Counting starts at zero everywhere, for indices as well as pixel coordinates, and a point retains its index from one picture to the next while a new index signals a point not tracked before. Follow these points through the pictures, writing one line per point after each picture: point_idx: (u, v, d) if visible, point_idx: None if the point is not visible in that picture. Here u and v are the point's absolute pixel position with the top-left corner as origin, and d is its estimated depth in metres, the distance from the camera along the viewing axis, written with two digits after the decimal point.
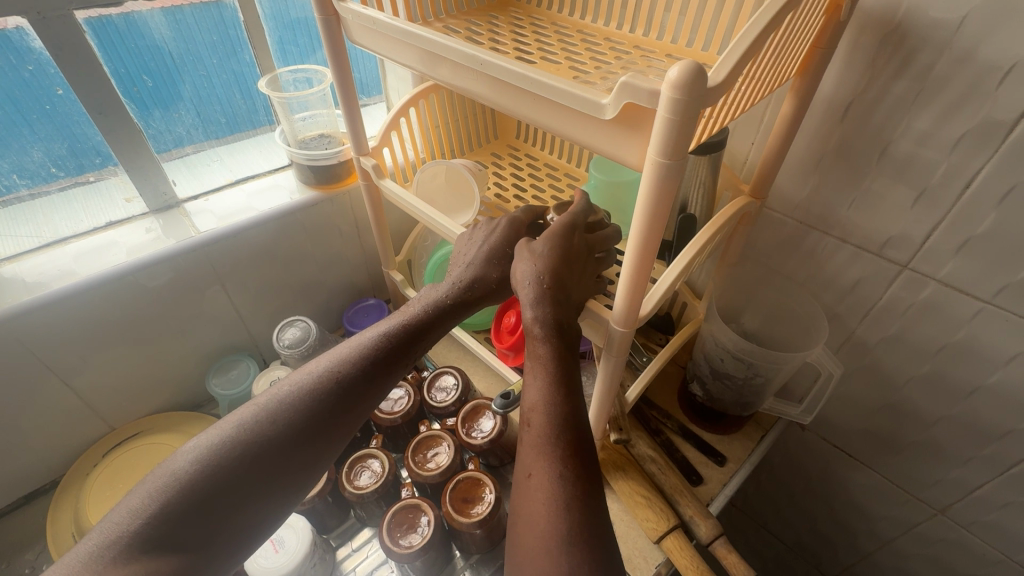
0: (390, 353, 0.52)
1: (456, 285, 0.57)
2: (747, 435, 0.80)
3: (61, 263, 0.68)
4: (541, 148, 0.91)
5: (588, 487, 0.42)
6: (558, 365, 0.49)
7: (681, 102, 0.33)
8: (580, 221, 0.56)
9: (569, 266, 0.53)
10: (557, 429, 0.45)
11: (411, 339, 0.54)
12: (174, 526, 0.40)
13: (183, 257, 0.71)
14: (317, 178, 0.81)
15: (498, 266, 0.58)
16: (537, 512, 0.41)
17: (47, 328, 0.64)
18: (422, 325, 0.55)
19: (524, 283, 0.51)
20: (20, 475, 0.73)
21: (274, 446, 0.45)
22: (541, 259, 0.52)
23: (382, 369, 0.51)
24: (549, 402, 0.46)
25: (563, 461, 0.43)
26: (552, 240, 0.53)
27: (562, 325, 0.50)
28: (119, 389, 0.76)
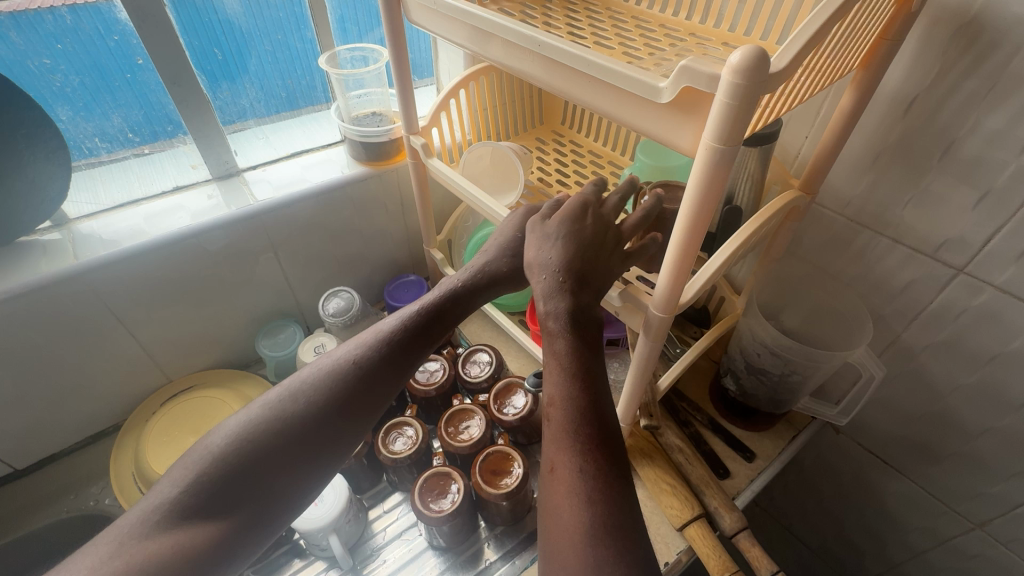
0: (414, 335, 0.54)
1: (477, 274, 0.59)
2: (779, 434, 0.79)
3: (131, 222, 0.72)
4: (586, 135, 0.91)
5: (612, 479, 0.43)
6: (576, 358, 0.49)
7: (740, 87, 0.33)
8: (591, 201, 0.56)
9: (587, 248, 0.52)
10: (581, 425, 0.46)
11: (435, 323, 0.56)
12: (214, 497, 0.44)
13: (240, 223, 0.76)
14: (368, 154, 0.83)
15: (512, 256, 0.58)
16: (562, 505, 0.42)
17: (119, 281, 0.70)
18: (446, 308, 0.56)
19: (539, 274, 0.52)
20: (88, 417, 0.79)
21: (306, 422, 0.48)
22: (554, 249, 0.52)
23: (407, 346, 0.53)
24: (566, 396, 0.47)
25: (586, 457, 0.44)
26: (562, 221, 0.53)
27: (579, 316, 0.50)
28: (177, 344, 0.81)
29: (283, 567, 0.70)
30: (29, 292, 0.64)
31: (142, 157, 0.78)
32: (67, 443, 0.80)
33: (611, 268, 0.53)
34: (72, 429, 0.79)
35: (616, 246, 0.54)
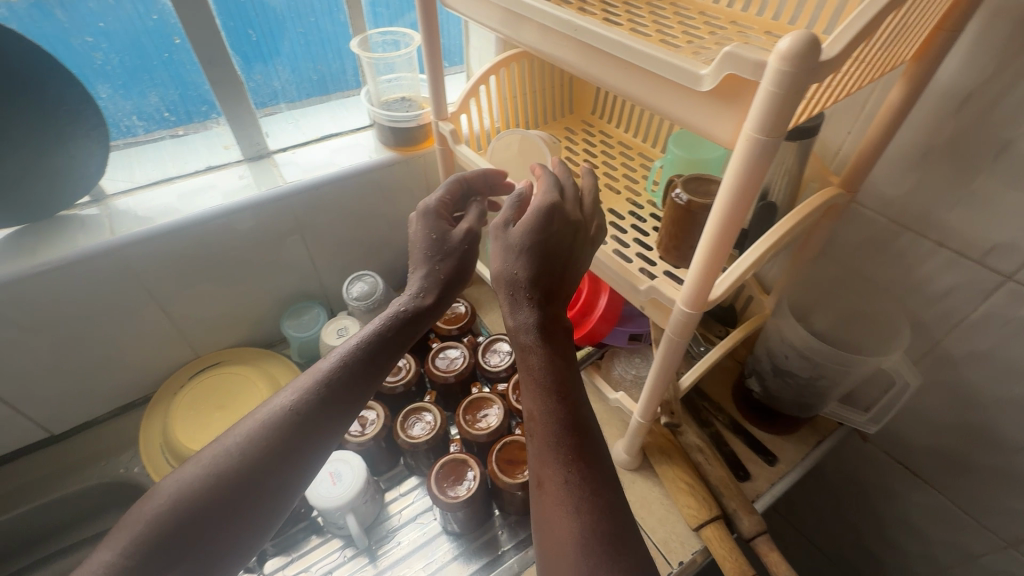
0: (368, 362, 0.51)
1: (418, 295, 0.55)
2: (803, 439, 0.78)
3: (164, 200, 0.74)
4: (616, 126, 0.90)
5: (598, 485, 0.44)
6: (550, 370, 0.47)
7: (789, 75, 0.31)
8: (557, 202, 0.52)
9: (552, 258, 0.51)
10: (562, 439, 0.45)
11: (388, 347, 0.53)
12: (157, 559, 0.42)
13: (269, 204, 0.77)
14: (396, 139, 0.83)
15: (446, 263, 0.57)
16: (552, 518, 0.43)
17: (151, 256, 0.71)
18: (393, 332, 0.53)
19: (502, 290, 0.51)
20: (121, 387, 0.82)
21: (268, 457, 0.46)
22: (518, 267, 0.50)
23: (362, 373, 0.51)
24: (544, 410, 0.46)
25: (570, 469, 0.44)
26: (525, 232, 0.50)
27: (546, 326, 0.49)
28: (206, 321, 0.83)
29: (301, 542, 0.72)
30: (67, 265, 0.66)
31: (176, 139, 0.80)
32: (100, 411, 0.83)
33: (576, 270, 0.53)
34: (105, 398, 0.82)
35: (580, 246, 0.53)
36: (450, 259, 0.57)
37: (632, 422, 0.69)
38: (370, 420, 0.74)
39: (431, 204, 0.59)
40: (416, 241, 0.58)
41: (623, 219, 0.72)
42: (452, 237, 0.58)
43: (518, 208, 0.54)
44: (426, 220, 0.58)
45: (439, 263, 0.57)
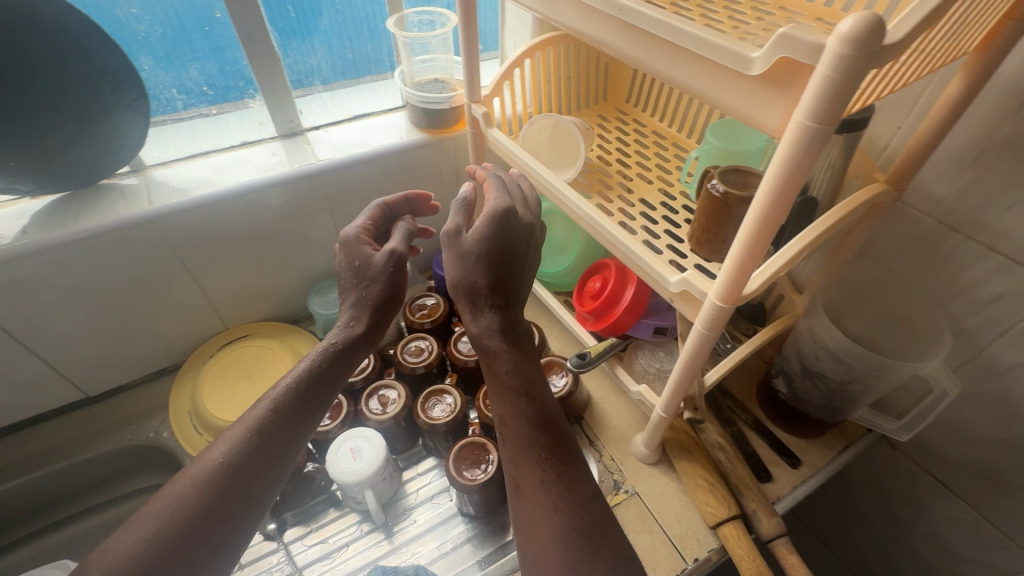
0: (320, 381, 0.53)
1: (350, 323, 0.57)
2: (828, 443, 0.76)
3: (200, 172, 0.75)
4: (651, 115, 0.88)
5: (574, 481, 0.45)
6: (516, 372, 0.49)
7: (847, 59, 0.30)
8: (509, 209, 0.54)
9: (506, 265, 0.53)
10: (535, 441, 0.46)
11: (337, 367, 0.55)
12: None
13: (300, 181, 0.77)
14: (428, 121, 0.83)
15: (381, 281, 0.57)
16: (532, 518, 0.44)
17: (186, 227, 0.73)
18: (329, 365, 0.54)
19: (462, 298, 0.52)
20: (153, 354, 0.85)
21: (228, 483, 0.47)
22: (476, 275, 0.51)
23: (318, 390, 0.53)
24: (515, 412, 0.48)
25: (546, 471, 0.45)
26: (478, 241, 0.52)
27: (507, 330, 0.51)
28: (236, 294, 0.85)
29: (319, 514, 0.73)
30: (106, 232, 0.68)
31: (208, 118, 0.82)
32: (134, 376, 0.86)
33: (526, 275, 0.56)
34: (139, 363, 0.84)
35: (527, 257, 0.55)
36: (376, 285, 0.57)
37: (654, 415, 0.68)
38: (391, 399, 0.75)
39: (350, 235, 0.60)
40: (343, 274, 0.59)
41: (655, 210, 0.71)
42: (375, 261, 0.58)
43: (467, 214, 0.56)
44: (348, 249, 0.59)
45: (367, 289, 0.57)
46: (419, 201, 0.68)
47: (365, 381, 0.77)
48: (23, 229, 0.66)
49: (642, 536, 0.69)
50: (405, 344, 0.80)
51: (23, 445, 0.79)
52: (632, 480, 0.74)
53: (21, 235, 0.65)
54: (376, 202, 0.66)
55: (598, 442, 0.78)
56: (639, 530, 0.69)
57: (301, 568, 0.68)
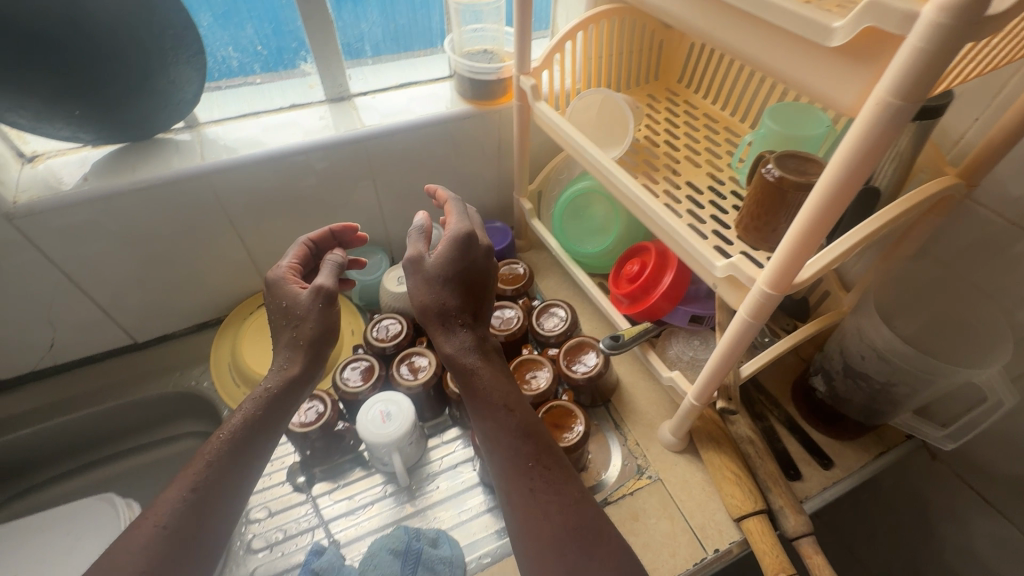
0: (255, 430, 0.54)
1: (283, 365, 0.57)
2: (864, 446, 0.73)
3: (250, 132, 0.77)
4: (703, 97, 0.84)
5: (561, 483, 0.50)
6: (494, 387, 0.53)
7: (945, 29, 0.28)
8: (466, 237, 0.57)
9: (470, 287, 0.57)
10: (520, 451, 0.51)
11: (274, 410, 0.56)
12: None
13: (346, 145, 0.78)
14: (474, 92, 0.82)
15: (315, 319, 0.57)
16: (528, 524, 0.48)
17: (233, 185, 0.75)
18: (263, 413, 0.55)
19: (432, 323, 0.55)
20: (197, 307, 0.88)
21: (191, 521, 0.48)
22: (443, 299, 0.55)
23: (253, 439, 0.53)
24: (497, 424, 0.52)
25: (534, 477, 0.50)
26: (442, 264, 0.56)
27: (479, 349, 0.55)
28: (277, 254, 0.87)
29: (346, 472, 0.75)
30: (159, 184, 0.70)
31: (252, 87, 0.83)
32: (179, 326, 0.89)
33: (489, 297, 0.60)
34: (183, 314, 0.88)
35: (485, 285, 0.59)
36: (308, 323, 0.57)
37: (685, 403, 0.67)
38: (422, 366, 0.76)
39: (278, 275, 0.61)
40: (275, 316, 0.60)
41: (702, 194, 0.69)
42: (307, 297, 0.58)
43: (426, 240, 0.58)
44: (276, 291, 0.60)
45: (298, 328, 0.57)
46: (344, 232, 0.69)
47: (397, 348, 0.78)
48: (84, 177, 0.69)
49: (663, 521, 0.68)
50: None
51: (75, 383, 0.84)
52: (655, 466, 0.74)
53: (82, 182, 0.68)
54: (300, 239, 0.67)
55: (624, 426, 0.78)
56: (661, 516, 0.69)
57: (327, 521, 0.70)
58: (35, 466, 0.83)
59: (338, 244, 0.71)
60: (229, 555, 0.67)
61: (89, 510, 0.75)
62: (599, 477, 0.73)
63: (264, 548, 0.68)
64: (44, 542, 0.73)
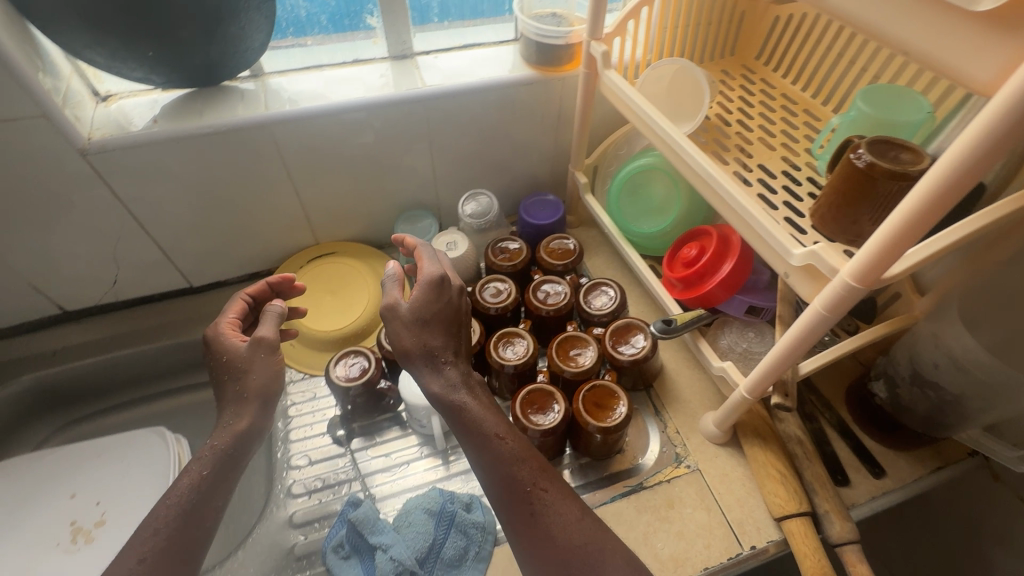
0: (207, 493, 0.52)
1: (230, 420, 0.56)
2: (920, 459, 0.70)
3: (313, 85, 0.76)
4: (782, 76, 0.79)
5: (561, 501, 0.50)
6: (486, 417, 0.54)
7: None
8: (438, 281, 0.59)
9: (448, 327, 0.58)
10: (515, 476, 0.51)
11: (225, 467, 0.54)
12: None
13: (407, 105, 0.77)
14: (540, 57, 0.79)
15: (260, 374, 0.57)
16: (536, 546, 0.49)
17: (293, 138, 0.75)
18: (212, 471, 0.53)
19: (415, 363, 0.55)
20: (251, 257, 0.89)
21: None
22: (423, 343, 0.56)
23: (207, 499, 0.52)
24: (491, 453, 0.52)
25: (532, 499, 0.50)
26: (418, 309, 0.57)
27: (466, 383, 0.56)
28: (330, 212, 0.87)
29: (384, 431, 0.76)
30: (224, 131, 0.70)
31: (303, 49, 0.81)
32: (233, 274, 0.91)
33: (466, 333, 0.61)
34: (237, 263, 0.90)
35: (459, 324, 0.60)
36: (254, 374, 0.57)
37: (734, 395, 0.64)
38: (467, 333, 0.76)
39: (215, 332, 0.61)
40: (216, 371, 0.59)
41: (775, 178, 0.65)
42: (249, 349, 0.58)
43: (401, 286, 0.60)
44: (219, 343, 0.60)
45: (241, 380, 0.57)
46: (280, 284, 0.70)
47: None
48: (155, 119, 0.70)
49: (699, 512, 0.67)
50: (484, 285, 0.80)
51: (134, 320, 0.87)
52: (695, 456, 0.72)
53: (151, 124, 0.69)
54: (238, 295, 0.68)
55: (665, 412, 0.76)
56: (697, 506, 0.68)
57: (364, 474, 0.72)
58: (95, 395, 0.88)
59: (276, 295, 0.71)
60: (270, 498, 0.70)
61: (144, 442, 0.79)
62: (636, 460, 0.72)
63: (304, 494, 0.70)
64: (102, 466, 0.78)
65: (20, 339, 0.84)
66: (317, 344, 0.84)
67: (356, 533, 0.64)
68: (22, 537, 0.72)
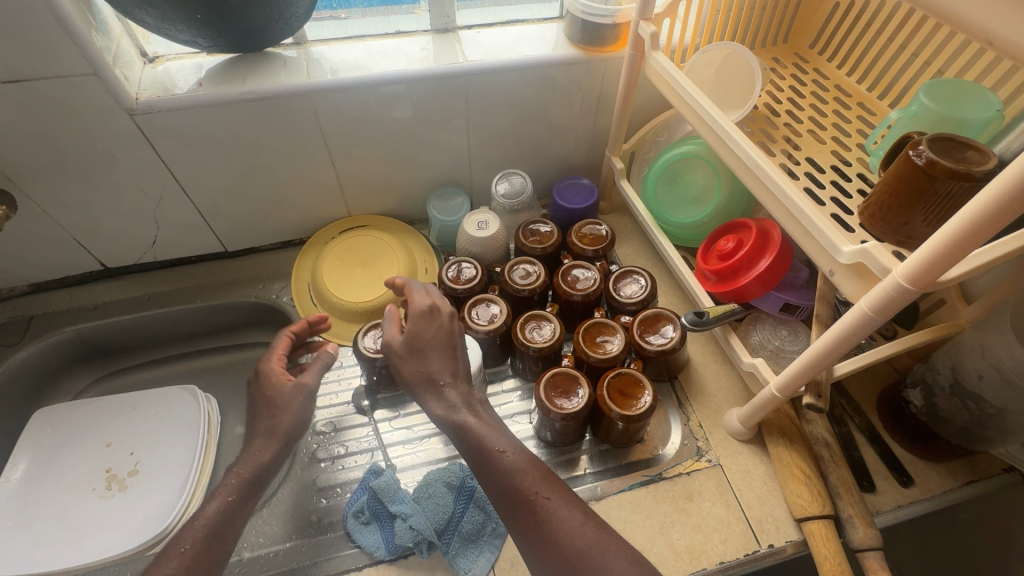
0: (231, 518, 0.54)
1: (256, 451, 0.59)
2: (951, 471, 0.68)
3: (354, 55, 0.76)
4: (836, 66, 0.76)
5: (563, 509, 0.51)
6: (486, 433, 0.55)
7: None
8: (423, 311, 0.61)
9: (443, 351, 0.59)
10: (517, 488, 0.52)
11: (247, 494, 0.56)
12: None
13: (447, 80, 0.76)
14: (585, 36, 0.77)
15: (291, 416, 0.61)
16: (545, 555, 0.49)
17: (333, 109, 0.75)
18: (236, 497, 0.55)
19: (418, 391, 0.58)
20: (284, 225, 0.91)
21: None
22: (420, 372, 0.58)
23: (231, 522, 0.54)
24: (491, 468, 0.53)
25: (534, 508, 0.51)
26: (411, 341, 0.59)
27: (467, 403, 0.57)
28: (364, 184, 0.88)
29: (406, 403, 0.77)
30: (266, 98, 0.71)
31: (337, 21, 0.80)
32: (266, 241, 0.92)
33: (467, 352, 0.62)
34: (271, 230, 0.91)
35: (456, 346, 0.61)
36: (285, 413, 0.61)
37: (763, 392, 0.63)
38: (494, 313, 0.76)
39: (267, 365, 0.65)
40: (256, 402, 0.63)
41: (823, 173, 0.63)
42: (293, 391, 0.62)
43: (396, 323, 0.63)
44: (265, 381, 0.63)
45: (276, 417, 0.61)
46: (318, 322, 0.75)
47: (470, 292, 0.78)
48: (199, 82, 0.71)
49: (718, 507, 0.67)
50: (513, 266, 0.80)
51: (170, 279, 0.90)
52: (717, 451, 0.71)
53: (196, 87, 0.70)
54: (282, 331, 0.71)
55: (688, 405, 0.75)
56: (716, 501, 0.67)
57: (385, 445, 0.73)
58: (131, 350, 0.91)
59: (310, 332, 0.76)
60: (294, 460, 0.72)
61: (177, 399, 0.82)
62: (656, 450, 0.72)
63: (326, 460, 0.72)
64: (137, 418, 0.81)
65: (64, 291, 0.87)
66: (346, 315, 0.85)
67: (376, 500, 0.65)
68: (62, 479, 0.75)
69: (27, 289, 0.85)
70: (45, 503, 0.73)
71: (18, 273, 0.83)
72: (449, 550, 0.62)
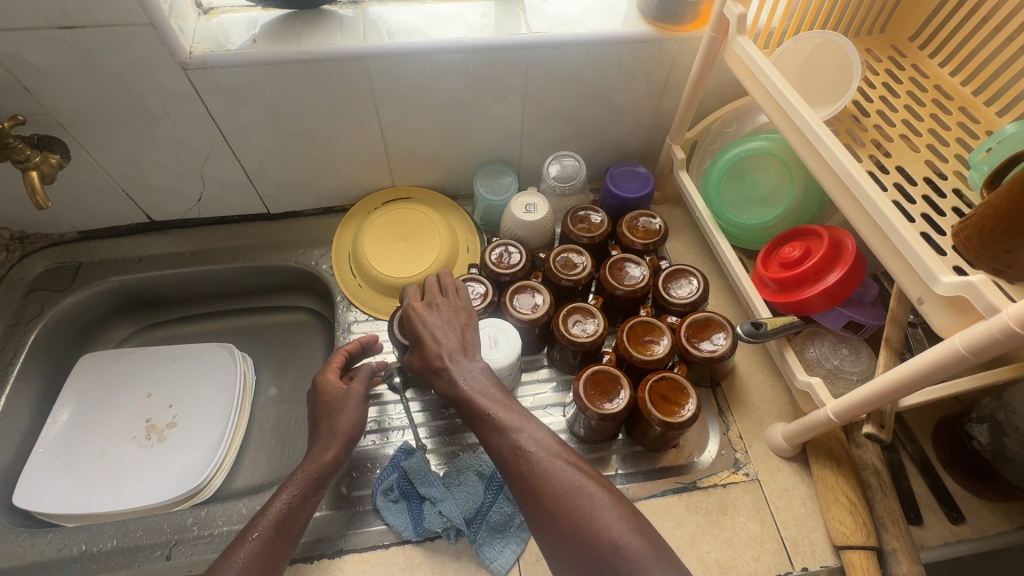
0: (297, 513, 0.56)
1: (319, 450, 0.60)
2: (1005, 513, 0.64)
3: (413, 19, 0.72)
4: (939, 64, 0.69)
5: (546, 462, 0.52)
6: (476, 397, 0.57)
7: None
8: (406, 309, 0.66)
9: (428, 340, 0.62)
10: (503, 444, 0.54)
11: (313, 491, 0.57)
12: None
13: (508, 52, 0.71)
14: (660, 13, 0.71)
15: (349, 415, 0.62)
16: (533, 505, 0.51)
17: (386, 75, 0.71)
18: (302, 494, 0.57)
19: (425, 375, 0.62)
20: (328, 191, 0.89)
21: None
22: (421, 362, 0.62)
23: (296, 518, 0.56)
24: (483, 430, 0.56)
25: (518, 461, 0.53)
26: (409, 340, 0.64)
27: (467, 375, 0.59)
28: (411, 155, 0.85)
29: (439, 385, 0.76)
30: (320, 60, 0.68)
31: None
32: (309, 206, 0.91)
33: (463, 328, 0.63)
34: (314, 195, 0.89)
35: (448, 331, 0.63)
36: (345, 414, 0.62)
37: (818, 414, 0.59)
38: (537, 303, 0.73)
39: (322, 374, 0.65)
40: (314, 405, 0.64)
41: (914, 185, 0.57)
42: (348, 394, 0.64)
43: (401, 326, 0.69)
44: (321, 391, 0.64)
45: (334, 419, 0.62)
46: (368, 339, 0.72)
47: (512, 277, 0.76)
48: (253, 39, 0.68)
49: (752, 524, 0.65)
50: (559, 254, 0.76)
51: (213, 237, 0.90)
52: (756, 465, 0.69)
53: (250, 43, 0.67)
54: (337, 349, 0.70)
55: (728, 414, 0.73)
56: (751, 517, 0.65)
57: (415, 425, 0.72)
58: (172, 304, 0.92)
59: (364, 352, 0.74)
60: None
61: (214, 356, 0.83)
62: (691, 457, 0.69)
63: None
64: (176, 372, 0.82)
65: (110, 241, 0.88)
66: (385, 289, 0.84)
67: (406, 481, 0.65)
68: (104, 425, 0.78)
69: (75, 236, 0.86)
70: (89, 447, 0.76)
71: (68, 219, 0.83)
72: (476, 538, 0.62)
